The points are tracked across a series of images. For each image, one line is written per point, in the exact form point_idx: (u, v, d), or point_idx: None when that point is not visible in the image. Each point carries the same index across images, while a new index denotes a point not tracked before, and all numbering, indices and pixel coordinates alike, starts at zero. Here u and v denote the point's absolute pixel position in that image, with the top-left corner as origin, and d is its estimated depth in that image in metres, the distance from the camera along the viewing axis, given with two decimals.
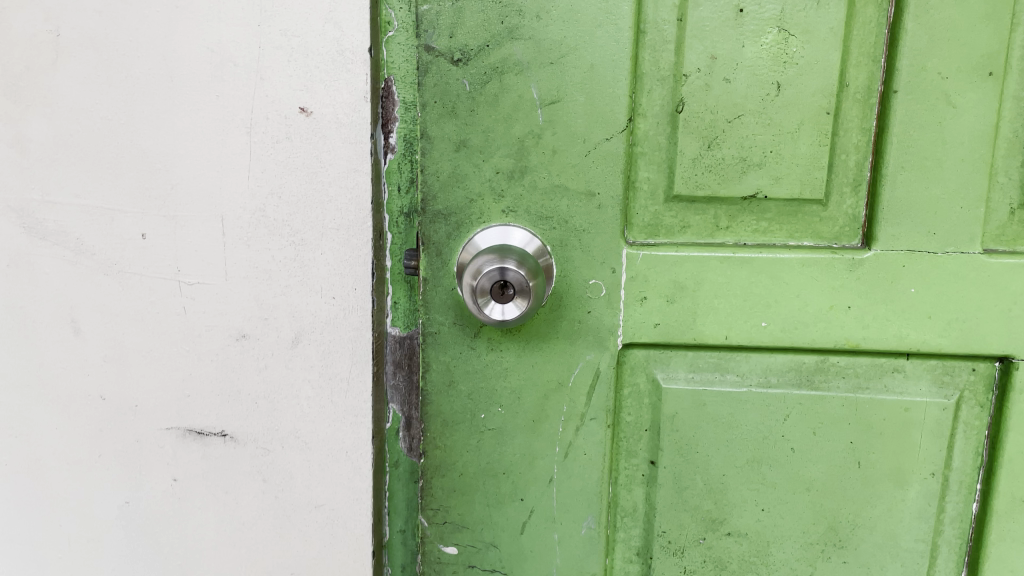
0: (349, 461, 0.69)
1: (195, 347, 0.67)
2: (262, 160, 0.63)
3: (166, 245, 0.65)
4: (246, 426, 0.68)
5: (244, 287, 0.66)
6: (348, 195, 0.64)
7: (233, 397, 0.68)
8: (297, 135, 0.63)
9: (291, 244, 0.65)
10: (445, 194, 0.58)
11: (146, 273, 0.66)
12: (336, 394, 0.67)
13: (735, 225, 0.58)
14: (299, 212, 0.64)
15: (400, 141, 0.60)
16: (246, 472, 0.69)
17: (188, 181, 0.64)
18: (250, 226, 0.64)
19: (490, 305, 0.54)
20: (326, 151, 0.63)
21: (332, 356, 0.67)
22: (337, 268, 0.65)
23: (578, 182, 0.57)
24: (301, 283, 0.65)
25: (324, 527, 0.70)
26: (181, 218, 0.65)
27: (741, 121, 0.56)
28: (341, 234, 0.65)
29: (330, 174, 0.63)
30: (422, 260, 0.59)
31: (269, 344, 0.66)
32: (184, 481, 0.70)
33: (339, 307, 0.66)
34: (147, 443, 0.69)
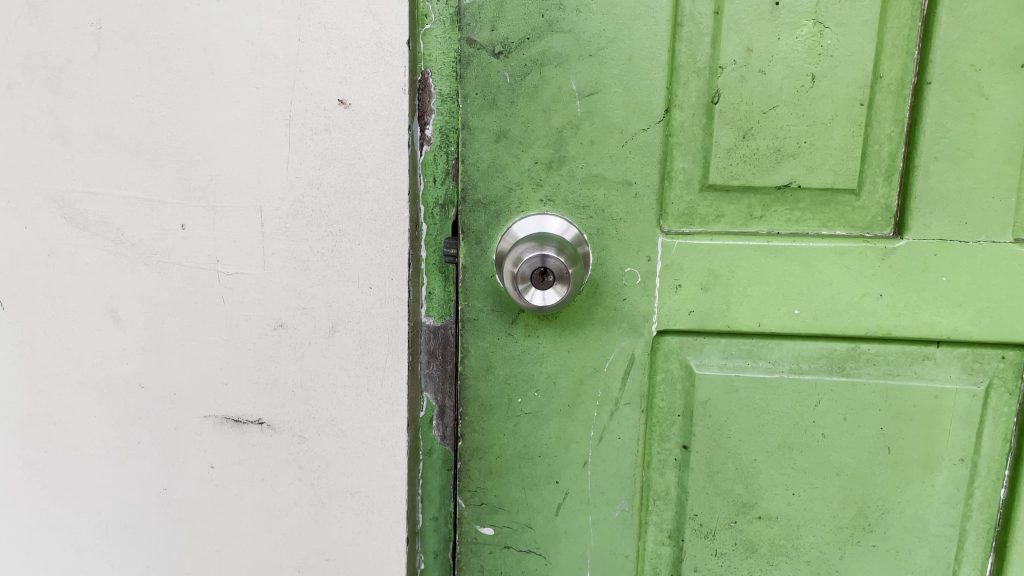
0: (384, 449, 0.69)
1: (233, 336, 0.68)
2: (301, 152, 0.64)
3: (206, 236, 0.66)
4: (283, 414, 0.69)
5: (281, 277, 0.67)
6: (385, 186, 0.64)
7: (270, 385, 0.69)
8: (336, 127, 0.64)
9: (328, 235, 0.65)
10: (484, 183, 0.59)
11: (186, 263, 0.67)
12: (371, 382, 0.68)
13: (769, 215, 0.59)
14: (337, 203, 0.65)
15: (435, 133, 0.65)
16: (282, 460, 0.70)
17: (228, 172, 0.65)
18: (289, 217, 0.65)
19: (529, 292, 0.55)
20: (363, 143, 0.64)
21: (368, 345, 0.67)
22: (374, 258, 0.66)
23: (615, 171, 0.58)
24: (338, 273, 0.66)
25: (360, 513, 0.71)
26: (221, 209, 0.66)
27: (776, 112, 0.57)
28: (378, 224, 0.65)
29: (368, 166, 0.64)
30: (462, 249, 0.60)
31: (306, 334, 0.67)
32: (222, 468, 0.71)
33: (376, 297, 0.66)
34: (184, 431, 0.70)
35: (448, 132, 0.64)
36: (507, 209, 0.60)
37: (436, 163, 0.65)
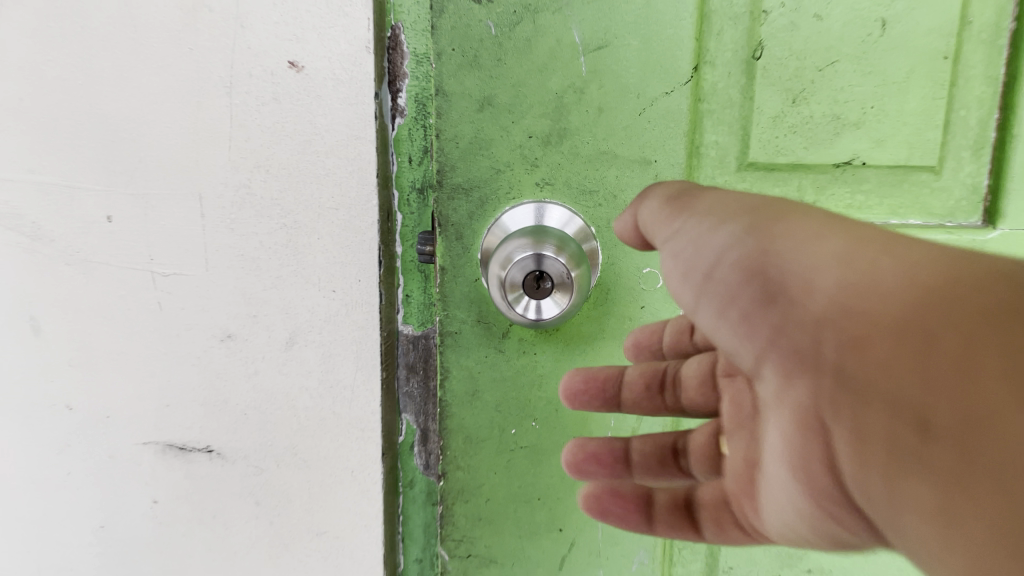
0: (356, 483, 0.58)
1: (173, 349, 0.57)
2: (245, 127, 0.53)
3: (137, 230, 0.55)
4: (235, 441, 0.58)
5: (228, 278, 0.55)
6: (348, 167, 0.53)
7: (219, 407, 0.57)
8: (286, 95, 0.52)
9: (282, 228, 0.54)
10: (464, 162, 0.47)
11: (115, 261, 0.56)
12: (337, 404, 0.57)
13: (824, 199, 0.47)
14: (291, 188, 0.54)
15: (411, 102, 0.51)
16: (236, 494, 0.59)
17: (161, 153, 0.54)
18: (234, 205, 0.54)
19: (522, 303, 0.44)
20: (320, 115, 0.52)
21: (333, 360, 0.56)
22: (337, 255, 0.55)
23: (630, 147, 0.46)
24: (295, 273, 0.55)
25: (329, 556, 0.60)
26: (153, 198, 0.55)
27: (834, 69, 0.45)
28: (341, 214, 0.54)
29: (327, 142, 0.53)
30: (438, 247, 0.49)
31: (258, 347, 0.56)
32: (166, 502, 0.60)
33: (340, 302, 0.55)
34: (122, 460, 0.60)
35: (424, 99, 0.50)
36: (495, 195, 0.48)
37: (413, 140, 0.51)
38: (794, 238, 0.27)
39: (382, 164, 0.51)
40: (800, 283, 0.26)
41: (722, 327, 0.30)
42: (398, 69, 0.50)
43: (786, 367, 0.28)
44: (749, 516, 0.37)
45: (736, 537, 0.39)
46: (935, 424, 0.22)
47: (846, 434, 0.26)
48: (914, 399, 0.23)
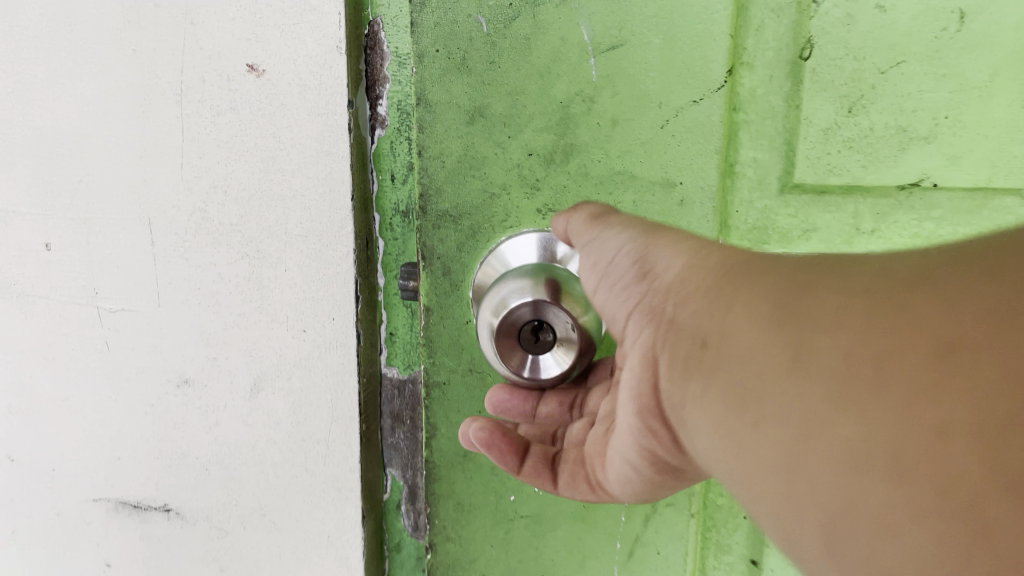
0: (334, 548, 0.50)
1: (123, 396, 0.50)
2: (199, 141, 0.45)
3: (79, 258, 0.48)
4: (195, 499, 0.51)
5: (184, 316, 0.48)
6: (318, 189, 0.45)
7: (178, 461, 0.50)
8: (246, 104, 0.45)
9: (243, 258, 0.47)
10: (450, 184, 0.41)
11: (56, 296, 0.49)
12: (310, 460, 0.49)
13: (885, 227, 0.40)
14: (252, 212, 0.46)
15: (392, 110, 0.46)
16: (199, 559, 0.52)
17: (103, 172, 0.46)
18: (188, 230, 0.47)
19: (519, 359, 0.37)
20: (285, 127, 0.45)
21: (304, 411, 0.48)
22: (305, 289, 0.47)
23: (651, 167, 0.39)
24: (259, 310, 0.47)
25: None
26: (96, 224, 0.47)
27: (901, 71, 0.37)
28: (311, 243, 0.46)
29: (294, 160, 0.45)
30: (421, 284, 0.43)
31: (219, 394, 0.49)
32: (121, 566, 0.53)
33: (312, 343, 0.47)
34: (69, 519, 0.53)
35: (406, 108, 0.46)
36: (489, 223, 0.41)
37: (396, 156, 0.47)
38: (665, 242, 0.29)
39: (363, 183, 0.47)
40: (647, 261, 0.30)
41: (605, 311, 0.32)
42: (376, 73, 0.46)
43: (633, 324, 0.29)
44: (598, 470, 0.35)
45: (585, 492, 0.37)
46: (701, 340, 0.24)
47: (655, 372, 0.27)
48: (709, 326, 0.24)
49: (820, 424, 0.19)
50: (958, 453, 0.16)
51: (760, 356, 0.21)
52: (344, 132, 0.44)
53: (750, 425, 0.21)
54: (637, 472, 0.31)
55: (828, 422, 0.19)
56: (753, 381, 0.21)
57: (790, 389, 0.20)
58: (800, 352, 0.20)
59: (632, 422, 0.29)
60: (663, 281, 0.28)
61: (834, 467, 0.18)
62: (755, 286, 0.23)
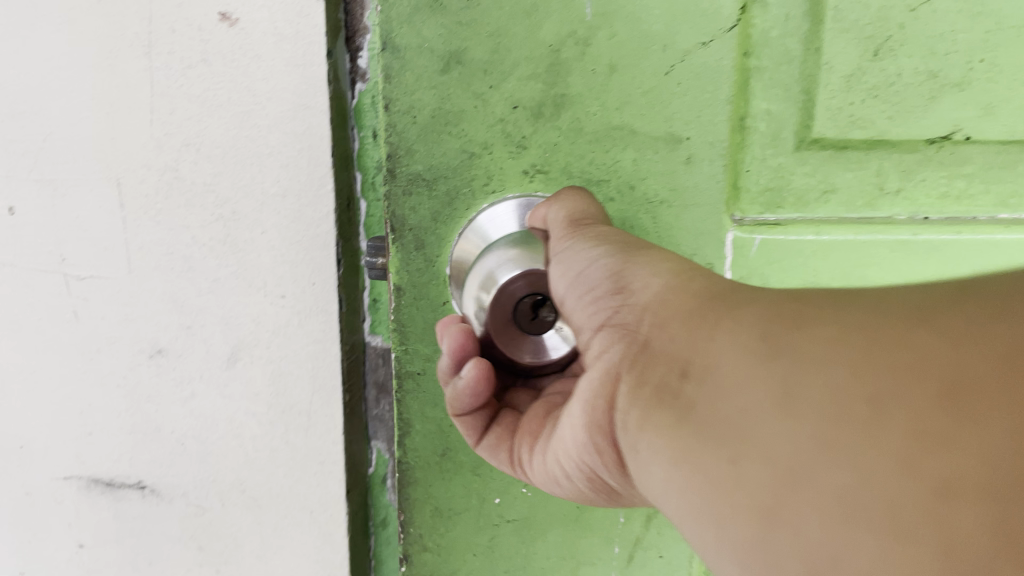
0: (314, 524, 0.54)
1: (94, 368, 0.52)
2: (169, 96, 0.45)
3: (44, 222, 0.49)
4: (168, 475, 0.54)
5: (154, 282, 0.50)
6: (296, 145, 0.45)
7: (151, 434, 0.54)
8: (218, 56, 0.44)
9: (217, 219, 0.47)
10: (420, 147, 0.39)
11: (29, 265, 0.51)
12: (291, 432, 0.52)
13: (910, 187, 0.38)
14: (227, 170, 0.46)
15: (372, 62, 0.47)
16: (173, 530, 0.56)
17: (70, 131, 0.47)
18: (157, 192, 0.47)
19: (517, 342, 0.35)
20: (260, 80, 0.44)
21: (282, 382, 0.51)
22: (283, 253, 0.48)
23: (655, 121, 0.37)
24: (235, 275, 0.49)
25: None
26: (60, 184, 0.48)
27: (930, 9, 0.35)
28: (289, 203, 0.47)
29: (268, 115, 0.45)
30: (392, 261, 0.41)
31: (193, 366, 0.51)
32: (91, 546, 0.58)
33: (291, 309, 0.49)
34: (41, 495, 0.57)
35: None
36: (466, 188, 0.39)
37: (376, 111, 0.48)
38: (643, 260, 0.29)
39: (346, 140, 0.47)
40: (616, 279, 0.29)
41: (569, 313, 0.32)
42: (355, 25, 0.46)
43: (601, 339, 0.29)
44: (524, 450, 0.37)
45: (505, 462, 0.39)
46: (690, 369, 0.23)
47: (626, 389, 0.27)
48: (683, 354, 0.24)
49: (797, 466, 0.19)
50: (938, 502, 0.16)
51: (748, 390, 0.21)
52: (323, 85, 0.44)
53: (733, 459, 0.20)
54: (570, 478, 0.34)
55: (807, 464, 0.18)
56: (740, 417, 0.21)
57: (733, 405, 0.21)
58: (781, 389, 0.20)
59: (581, 440, 0.31)
60: (639, 301, 0.28)
61: (821, 512, 0.18)
62: (737, 321, 0.23)
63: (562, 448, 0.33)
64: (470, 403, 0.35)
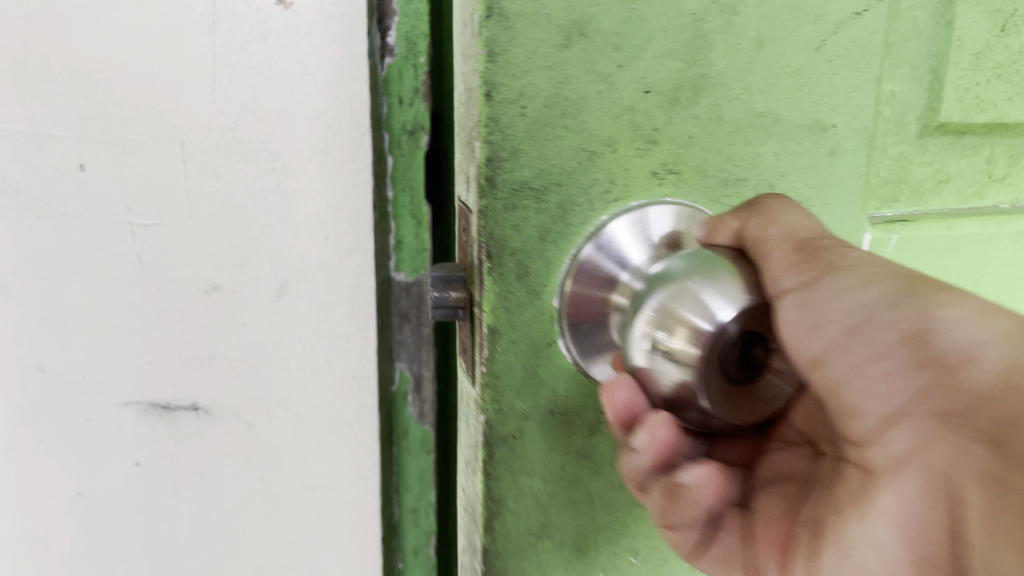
0: (351, 432, 0.63)
1: (154, 305, 0.58)
2: (230, 67, 0.53)
3: (115, 173, 0.54)
4: (222, 396, 0.61)
5: (211, 228, 0.57)
6: (339, 108, 0.56)
7: (207, 360, 0.60)
8: (273, 31, 0.53)
9: (269, 171, 0.56)
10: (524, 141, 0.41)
11: (87, 207, 0.55)
12: (332, 355, 0.61)
13: (1012, 175, 0.52)
14: (278, 130, 0.55)
15: (399, 40, 0.57)
16: (228, 449, 0.62)
17: (137, 95, 0.52)
18: (217, 150, 0.55)
19: (732, 389, 0.36)
20: (309, 54, 0.54)
21: (325, 309, 0.60)
22: (327, 202, 0.57)
23: (809, 107, 0.44)
24: (283, 221, 0.57)
25: (324, 509, 0.65)
26: (130, 144, 0.54)
27: None
28: (333, 157, 0.56)
29: (318, 83, 0.55)
30: (485, 300, 0.43)
31: (246, 296, 0.59)
32: (149, 463, 0.62)
33: (332, 250, 0.59)
34: (100, 421, 0.60)
35: (412, 38, 0.57)
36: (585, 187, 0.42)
37: (401, 80, 0.58)
38: (952, 302, 0.35)
39: (377, 105, 0.57)
40: (959, 355, 0.34)
41: (857, 393, 0.37)
42: (386, 7, 0.56)
43: (908, 426, 0.36)
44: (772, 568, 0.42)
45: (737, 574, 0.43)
46: None
47: (992, 498, 0.33)
48: None
49: None
50: None
51: None
52: (363, 58, 0.55)
53: None
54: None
55: None
56: None
57: None
58: None
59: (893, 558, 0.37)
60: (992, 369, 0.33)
61: None
62: None
63: (845, 548, 0.38)
64: (703, 503, 0.41)
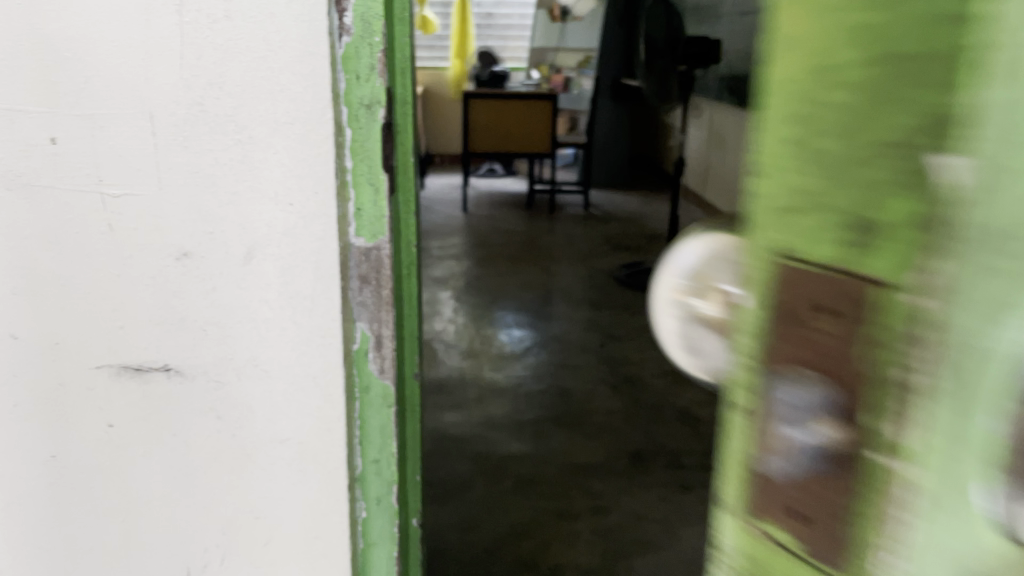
0: (316, 387, 0.96)
1: (132, 267, 0.89)
2: (199, 45, 0.82)
3: (78, 145, 0.85)
4: (188, 361, 0.93)
5: (174, 196, 0.87)
6: (302, 83, 0.84)
7: (181, 322, 0.92)
8: (234, 15, 0.81)
9: (235, 140, 0.86)
10: (806, 130, 0.27)
11: (70, 186, 0.86)
12: (297, 310, 0.92)
13: None
14: (243, 105, 0.84)
15: (354, 23, 0.86)
16: (187, 400, 0.95)
17: (109, 68, 0.82)
18: (185, 120, 0.85)
19: None
20: (273, 35, 0.82)
21: (286, 272, 0.91)
22: (284, 166, 0.87)
23: None
24: (249, 188, 0.87)
25: (289, 460, 0.98)
26: (100, 117, 0.84)
27: None
28: (295, 128, 0.86)
29: (279, 62, 0.83)
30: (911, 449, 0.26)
31: (215, 259, 0.90)
32: (117, 427, 0.95)
33: (295, 214, 0.89)
34: (71, 385, 0.93)
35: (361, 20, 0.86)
36: (912, 203, 0.24)
37: (357, 58, 0.87)
38: None
39: (337, 80, 0.86)
40: None
41: None
42: None
43: None
44: None
45: None
46: None
47: None
48: None
49: None
50: None
51: None
52: (321, 38, 0.83)
53: None
54: None
55: None
56: None
57: None
58: None
59: None
60: None
61: None
62: None
63: None
64: None
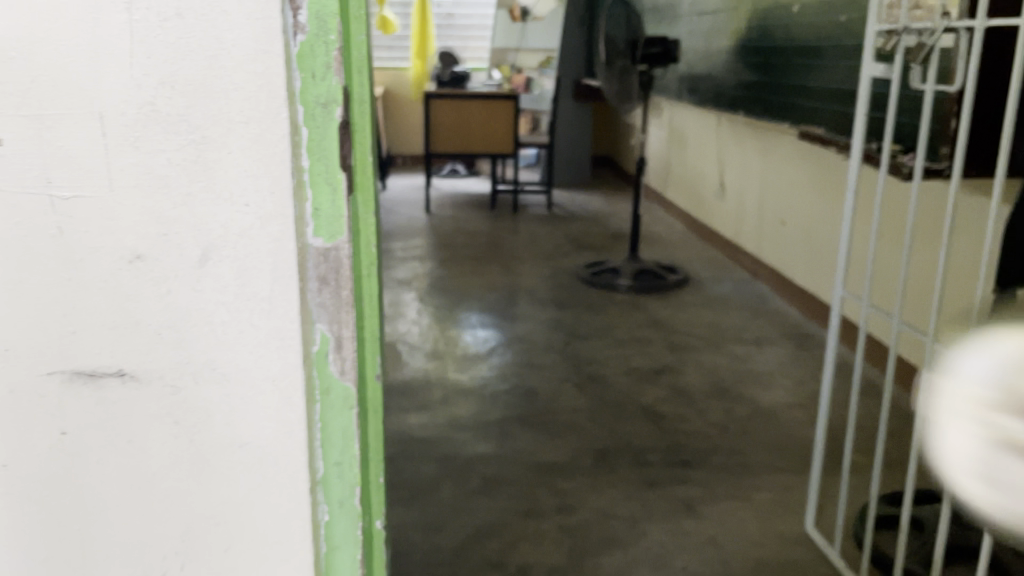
0: (278, 393, 0.90)
1: (85, 269, 0.84)
2: (150, 43, 0.79)
3: (25, 144, 0.81)
4: (144, 366, 0.88)
5: (126, 195, 0.83)
6: (257, 81, 0.80)
7: (136, 326, 0.87)
8: (187, 11, 0.78)
9: (189, 138, 0.81)
10: None
11: (18, 186, 0.82)
12: (257, 313, 0.87)
13: None
14: (196, 104, 0.80)
15: (309, 21, 0.83)
16: (144, 406, 0.89)
17: (57, 67, 0.79)
18: (134, 119, 0.81)
19: None
20: (226, 31, 0.79)
21: (244, 274, 0.86)
22: (241, 165, 0.82)
23: None
24: (203, 187, 0.83)
25: (252, 464, 0.92)
26: (47, 116, 0.80)
27: None
28: (250, 127, 0.81)
29: (233, 59, 0.79)
30: None
31: (168, 261, 0.85)
32: (71, 433, 0.89)
33: (253, 213, 0.84)
34: (19, 392, 0.87)
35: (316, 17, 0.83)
36: None
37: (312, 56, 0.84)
38: None
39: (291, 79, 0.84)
40: None
41: None
42: None
43: None
44: None
45: None
46: None
47: None
48: None
49: None
50: None
51: None
52: (275, 34, 0.79)
53: None
54: None
55: None
56: None
57: None
58: None
59: None
60: None
61: None
62: None
63: None
64: None
